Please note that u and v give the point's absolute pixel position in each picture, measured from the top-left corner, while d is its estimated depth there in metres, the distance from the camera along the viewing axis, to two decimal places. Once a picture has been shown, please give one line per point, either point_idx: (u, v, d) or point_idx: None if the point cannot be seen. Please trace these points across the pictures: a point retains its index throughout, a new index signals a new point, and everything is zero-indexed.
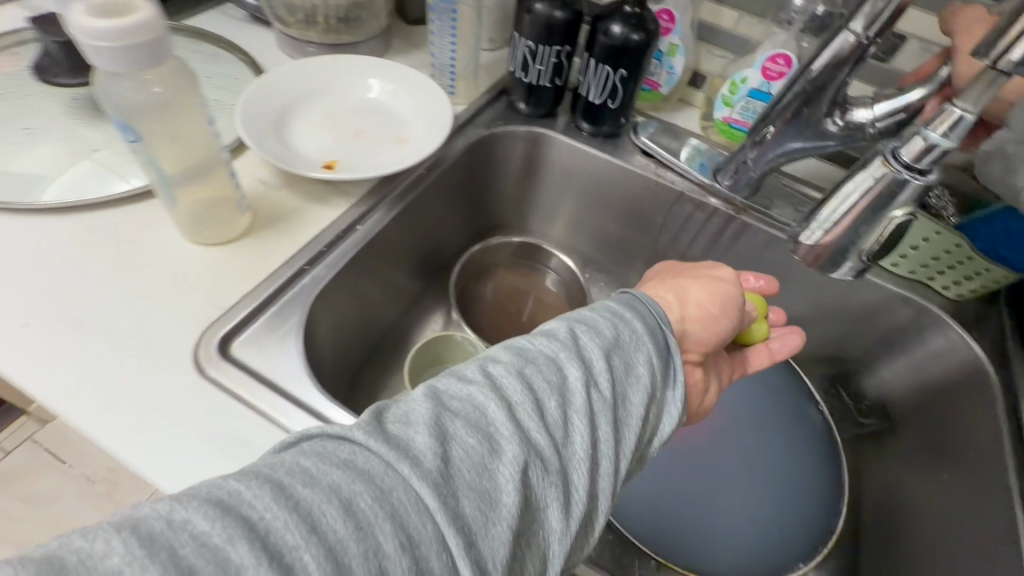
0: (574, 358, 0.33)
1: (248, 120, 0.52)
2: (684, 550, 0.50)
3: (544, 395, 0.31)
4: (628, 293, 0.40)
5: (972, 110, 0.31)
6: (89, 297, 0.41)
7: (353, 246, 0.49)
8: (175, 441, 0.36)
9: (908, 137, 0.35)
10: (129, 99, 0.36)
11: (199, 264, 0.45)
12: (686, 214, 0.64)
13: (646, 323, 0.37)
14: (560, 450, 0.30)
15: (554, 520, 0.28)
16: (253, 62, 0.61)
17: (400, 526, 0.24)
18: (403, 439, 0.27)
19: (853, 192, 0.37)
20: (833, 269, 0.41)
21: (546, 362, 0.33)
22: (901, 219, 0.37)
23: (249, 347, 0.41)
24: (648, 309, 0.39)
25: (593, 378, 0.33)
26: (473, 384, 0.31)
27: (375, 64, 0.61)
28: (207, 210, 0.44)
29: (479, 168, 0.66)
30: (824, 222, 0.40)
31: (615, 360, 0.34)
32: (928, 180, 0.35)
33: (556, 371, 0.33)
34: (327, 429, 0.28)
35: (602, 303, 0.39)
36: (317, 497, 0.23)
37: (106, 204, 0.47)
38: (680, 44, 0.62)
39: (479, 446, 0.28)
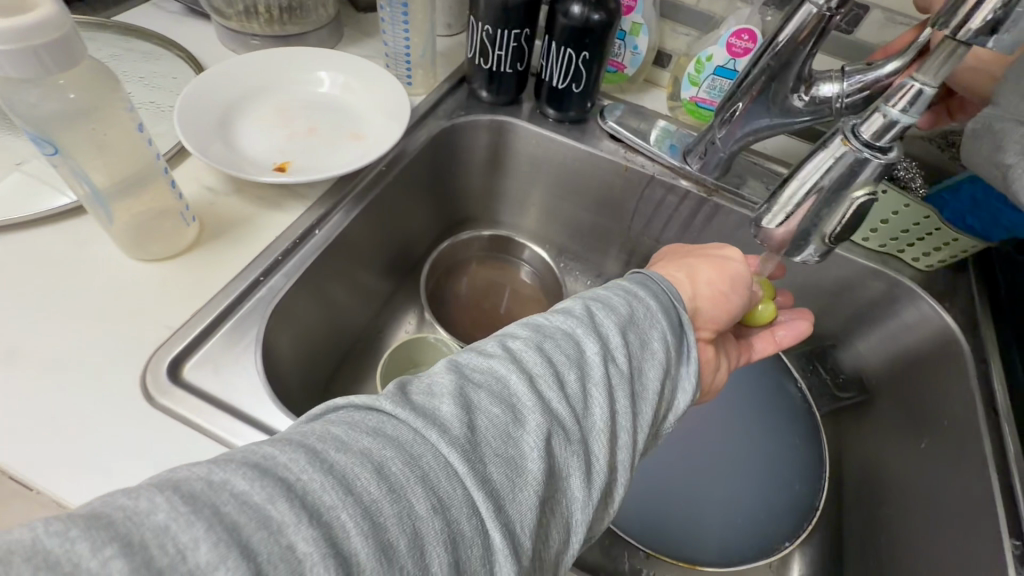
0: (592, 331, 0.32)
1: (189, 122, 0.48)
2: (676, 539, 0.50)
3: (563, 367, 0.29)
4: (640, 271, 0.39)
5: (931, 84, 0.31)
6: (22, 326, 0.38)
7: (311, 252, 0.46)
8: (124, 478, 0.33)
9: (868, 114, 0.34)
10: (41, 107, 0.33)
11: (143, 282, 0.41)
12: (658, 198, 0.63)
13: (660, 300, 0.36)
14: (582, 420, 0.28)
15: (577, 490, 0.27)
16: (193, 59, 0.57)
17: (431, 490, 0.22)
18: (429, 408, 0.25)
19: (814, 173, 0.36)
20: (796, 253, 0.40)
21: (565, 336, 0.31)
22: (863, 199, 0.36)
23: (202, 368, 0.38)
24: (661, 287, 0.37)
25: (611, 353, 0.31)
26: (494, 356, 0.29)
27: (325, 56, 0.57)
28: (147, 223, 0.41)
29: (444, 161, 0.63)
30: (788, 204, 0.38)
31: (632, 336, 0.33)
32: (888, 158, 0.34)
33: (575, 344, 0.31)
34: (353, 400, 0.26)
35: (615, 282, 0.37)
36: (350, 461, 0.22)
37: (35, 222, 0.43)
38: (642, 23, 0.61)
39: (504, 415, 0.26)
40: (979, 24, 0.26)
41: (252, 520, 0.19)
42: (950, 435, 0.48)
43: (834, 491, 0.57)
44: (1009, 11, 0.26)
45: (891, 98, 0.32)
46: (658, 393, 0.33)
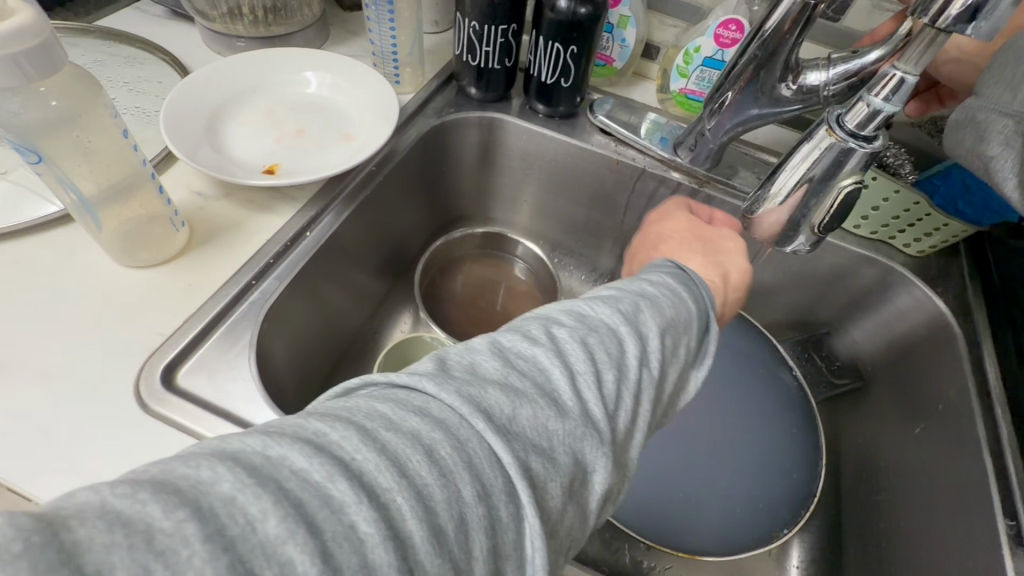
0: (634, 331, 0.31)
1: (176, 127, 0.48)
2: (678, 531, 0.50)
3: (605, 365, 0.29)
4: (678, 268, 0.38)
5: (913, 72, 0.30)
6: (13, 337, 0.38)
7: (303, 254, 0.46)
8: None
9: (852, 104, 0.34)
10: (23, 115, 0.32)
11: (135, 289, 0.41)
12: (650, 191, 0.63)
13: (697, 307, 0.36)
14: (612, 417, 0.28)
15: (600, 483, 0.27)
16: (177, 63, 0.57)
17: (479, 477, 0.22)
18: (477, 393, 0.25)
19: (801, 162, 0.36)
20: (788, 243, 0.41)
21: (607, 330, 0.31)
22: (851, 187, 0.36)
23: (196, 375, 0.38)
24: (700, 292, 0.37)
25: (648, 355, 0.31)
26: (538, 344, 0.29)
27: (311, 56, 0.57)
28: (137, 230, 0.41)
29: (435, 159, 0.63)
30: (776, 196, 0.39)
31: (668, 339, 0.33)
32: (874, 147, 0.34)
33: (617, 339, 0.31)
34: (397, 379, 0.25)
35: (655, 276, 0.37)
36: (403, 443, 0.22)
37: (22, 232, 0.43)
38: (630, 15, 0.60)
39: (547, 406, 0.26)
40: (959, 10, 0.26)
41: (314, 497, 0.19)
42: (945, 419, 0.48)
43: (832, 477, 0.57)
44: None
45: (874, 87, 0.32)
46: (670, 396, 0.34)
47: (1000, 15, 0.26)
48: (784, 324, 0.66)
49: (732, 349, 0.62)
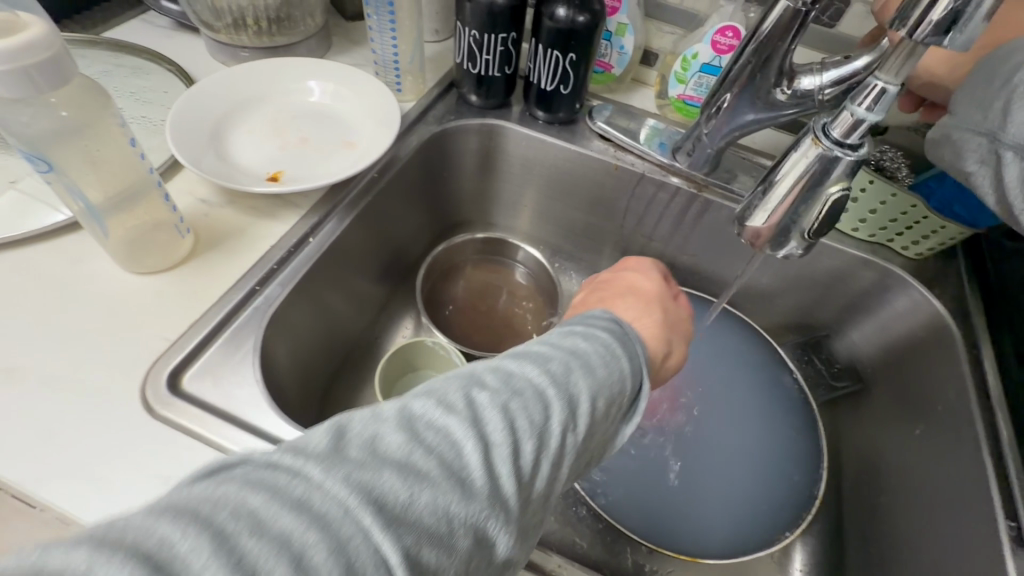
0: (562, 396, 0.29)
1: (182, 136, 0.48)
2: (680, 534, 0.50)
3: (523, 435, 0.27)
4: (617, 318, 0.36)
5: (893, 83, 0.31)
6: (21, 343, 0.38)
7: (306, 260, 0.47)
8: (129, 489, 0.33)
9: (837, 113, 0.35)
10: (33, 126, 0.33)
11: (140, 296, 0.42)
12: (649, 196, 0.63)
13: (634, 363, 0.34)
14: (524, 490, 0.26)
15: (499, 558, 0.26)
16: (183, 73, 0.58)
17: None
18: (370, 479, 0.22)
19: (789, 171, 0.37)
20: (778, 249, 0.41)
21: (535, 395, 0.28)
22: (838, 195, 0.36)
23: (201, 379, 0.39)
24: (636, 345, 0.35)
25: (574, 421, 0.29)
26: (453, 413, 0.26)
27: (314, 66, 0.58)
28: (142, 237, 0.41)
29: (436, 166, 0.64)
30: (767, 203, 0.39)
31: (600, 401, 0.31)
32: (859, 154, 0.35)
33: (544, 406, 0.28)
34: (276, 457, 0.22)
35: (596, 328, 0.34)
36: (265, 551, 0.19)
37: (30, 239, 0.44)
38: (628, 23, 0.61)
39: (450, 489, 0.24)
40: (933, 24, 0.27)
41: None
42: (945, 421, 0.49)
43: (834, 480, 0.57)
44: (964, 8, 0.26)
45: (858, 97, 0.33)
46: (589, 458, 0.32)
47: (973, 30, 0.27)
48: (784, 327, 0.66)
49: (733, 352, 0.63)
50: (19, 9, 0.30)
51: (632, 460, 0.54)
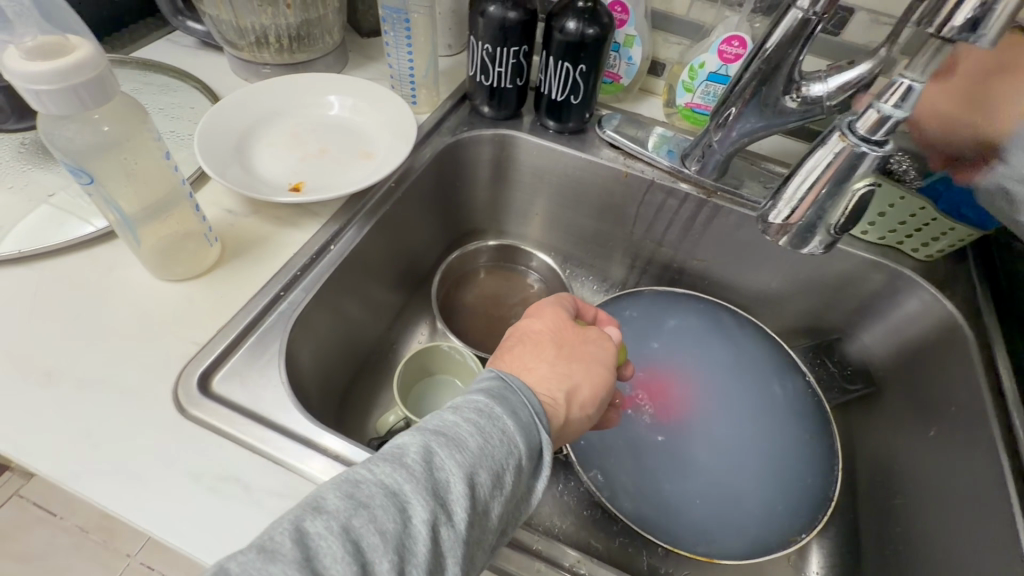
0: (422, 492, 0.27)
1: (209, 149, 0.50)
2: (694, 536, 0.50)
3: (377, 549, 0.25)
4: (497, 378, 0.34)
5: (920, 79, 0.32)
6: (57, 349, 0.40)
7: (328, 266, 0.48)
8: (163, 485, 0.35)
9: (862, 111, 0.35)
10: (77, 141, 0.35)
11: (170, 302, 0.43)
12: (659, 202, 0.64)
13: (520, 422, 0.32)
14: None
15: None
16: (208, 89, 0.60)
17: None
18: None
19: (816, 166, 0.37)
20: (803, 245, 0.41)
21: (384, 504, 0.26)
22: (865, 189, 0.37)
23: (229, 382, 0.40)
24: (524, 403, 0.33)
25: (445, 511, 0.28)
26: (281, 556, 0.23)
27: (332, 81, 0.60)
28: (174, 246, 0.43)
29: (450, 175, 0.66)
30: (792, 200, 0.40)
31: (477, 477, 0.29)
32: (886, 150, 0.35)
33: (397, 513, 0.26)
34: None
35: (466, 398, 0.32)
36: None
37: (67, 249, 0.46)
38: (636, 35, 0.63)
39: None
40: (961, 23, 0.28)
41: None
42: (960, 421, 0.49)
43: (849, 482, 0.57)
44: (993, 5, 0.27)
45: (884, 95, 0.33)
46: (493, 533, 0.30)
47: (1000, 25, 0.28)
48: (795, 331, 0.67)
49: (744, 355, 0.63)
50: (67, 31, 0.32)
51: (646, 462, 0.55)
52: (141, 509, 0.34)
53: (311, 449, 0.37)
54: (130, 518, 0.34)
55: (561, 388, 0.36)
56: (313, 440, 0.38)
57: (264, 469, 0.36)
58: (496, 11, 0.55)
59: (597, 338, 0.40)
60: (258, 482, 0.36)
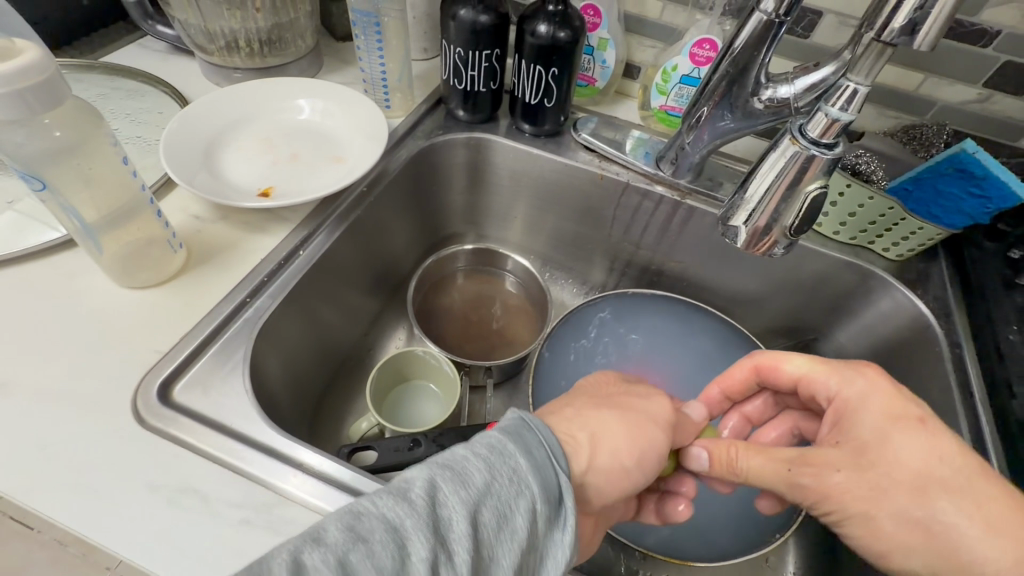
0: (423, 528, 0.27)
1: (175, 155, 0.50)
2: (673, 540, 0.50)
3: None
4: (519, 416, 0.33)
5: (864, 83, 0.32)
6: (14, 360, 0.39)
7: (296, 272, 0.48)
8: (119, 498, 0.34)
9: (811, 114, 0.35)
10: (29, 147, 0.34)
11: (134, 310, 0.43)
12: (635, 204, 0.65)
13: (534, 460, 0.31)
14: None
15: None
16: (178, 94, 0.60)
17: None
18: None
19: (771, 169, 0.37)
20: (762, 249, 0.41)
21: (383, 539, 0.26)
22: (817, 192, 0.37)
23: (191, 391, 0.39)
24: (544, 445, 0.32)
25: (446, 551, 0.27)
26: None
27: (304, 85, 0.59)
28: (137, 253, 0.43)
29: (425, 179, 0.65)
30: (749, 204, 0.40)
31: (483, 517, 0.28)
32: (836, 153, 0.35)
33: (395, 551, 0.26)
34: None
35: (480, 434, 0.32)
36: None
37: (27, 257, 0.45)
38: (609, 38, 0.63)
39: None
40: (900, 26, 0.29)
41: None
42: None
43: None
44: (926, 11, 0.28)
45: (831, 98, 0.34)
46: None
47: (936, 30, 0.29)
48: (773, 331, 0.67)
49: (722, 357, 0.63)
50: (15, 35, 0.32)
51: None
52: (96, 524, 0.33)
53: (275, 458, 0.37)
54: (85, 533, 0.33)
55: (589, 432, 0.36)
56: (276, 449, 0.37)
57: (225, 479, 0.36)
58: (466, 15, 0.55)
59: (645, 392, 0.41)
60: (218, 494, 0.35)
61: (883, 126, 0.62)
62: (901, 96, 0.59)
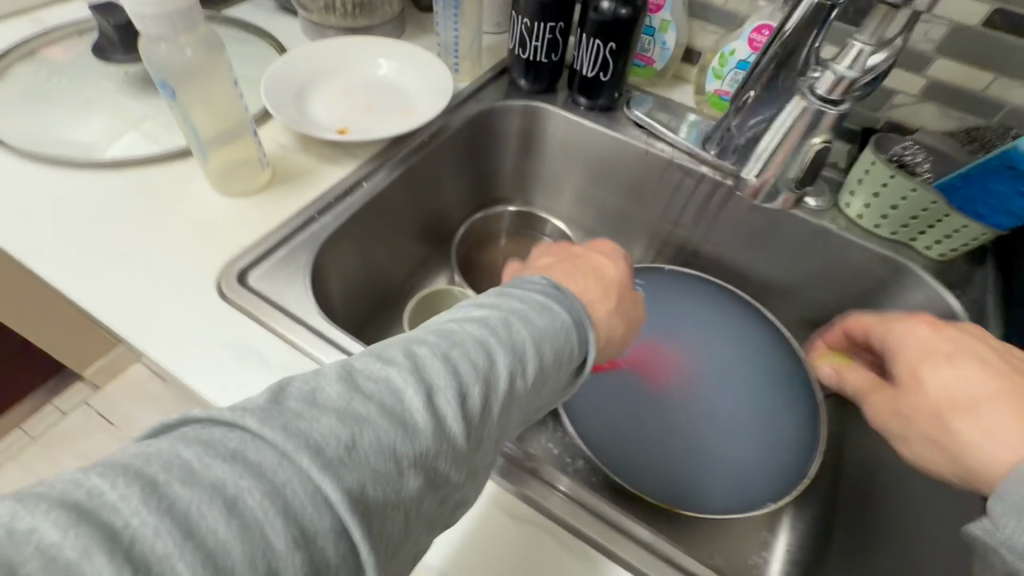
0: (420, 377, 0.27)
1: (273, 92, 0.58)
2: (685, 492, 0.52)
3: (354, 419, 0.24)
4: (550, 282, 0.35)
5: (869, 44, 0.41)
6: (134, 238, 0.48)
7: (358, 201, 0.55)
8: (200, 349, 0.42)
9: (822, 74, 0.44)
10: (169, 62, 0.43)
11: (227, 212, 0.51)
12: (676, 182, 0.67)
13: (582, 333, 0.34)
14: (444, 442, 0.26)
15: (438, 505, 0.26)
16: (280, 43, 0.68)
17: (292, 519, 0.20)
18: (303, 424, 0.23)
19: (785, 123, 0.47)
20: (770, 201, 0.53)
21: (378, 385, 0.26)
22: (819, 144, 0.47)
23: (264, 279, 0.47)
24: (571, 303, 0.34)
25: (497, 384, 0.29)
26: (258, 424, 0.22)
27: (385, 44, 0.66)
28: (235, 166, 0.51)
29: (482, 140, 0.71)
30: (762, 157, 0.51)
31: (436, 389, 0.27)
32: (841, 109, 0.45)
33: (398, 388, 0.26)
34: (213, 415, 0.23)
35: (529, 292, 0.34)
36: (197, 496, 0.20)
37: (151, 161, 0.54)
38: (671, 20, 0.66)
39: (384, 429, 0.24)
40: None
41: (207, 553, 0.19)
42: None
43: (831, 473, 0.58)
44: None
45: (840, 58, 0.43)
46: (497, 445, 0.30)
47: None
48: (801, 323, 0.67)
49: (743, 337, 0.64)
50: None
51: (623, 415, 0.58)
52: (186, 363, 0.41)
53: (324, 340, 0.43)
54: (175, 368, 0.41)
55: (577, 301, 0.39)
56: (325, 333, 0.44)
57: (283, 350, 0.43)
58: None
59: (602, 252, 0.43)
60: (278, 361, 0.42)
61: (942, 126, 0.60)
62: (967, 97, 0.58)
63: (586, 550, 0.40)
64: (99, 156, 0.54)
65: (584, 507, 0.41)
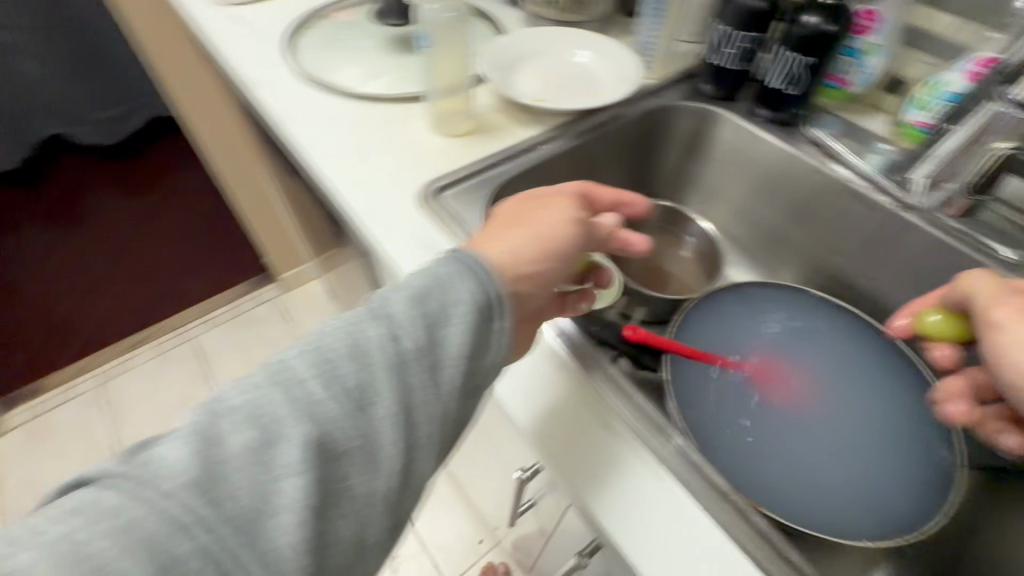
0: (277, 409, 0.32)
1: (491, 61, 0.70)
2: (779, 499, 0.51)
3: (217, 442, 0.30)
4: (459, 254, 0.41)
5: None
6: (366, 148, 0.62)
7: (537, 156, 0.64)
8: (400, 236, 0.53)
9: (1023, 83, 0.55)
10: (436, 19, 0.57)
11: (435, 145, 0.63)
12: (844, 206, 0.65)
13: (464, 288, 0.39)
14: (318, 454, 0.31)
15: (380, 486, 0.33)
16: (502, 27, 0.81)
17: (187, 531, 0.27)
18: (161, 465, 0.29)
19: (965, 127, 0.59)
20: (942, 212, 0.59)
21: (232, 421, 0.31)
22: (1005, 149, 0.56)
23: (454, 198, 0.57)
24: (476, 271, 0.40)
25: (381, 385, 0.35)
26: (113, 486, 0.28)
27: (589, 37, 0.76)
28: (452, 110, 0.63)
29: (653, 135, 0.76)
30: (936, 156, 0.60)
31: (310, 403, 0.33)
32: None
33: (253, 421, 0.32)
34: (105, 473, 0.29)
35: (434, 266, 0.41)
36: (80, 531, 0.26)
37: (388, 98, 0.68)
38: (879, 44, 0.64)
39: (250, 449, 0.30)
40: None
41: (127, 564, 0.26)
42: None
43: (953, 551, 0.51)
44: None
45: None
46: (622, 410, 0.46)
47: None
48: None
49: (885, 376, 0.60)
50: None
51: (736, 402, 0.58)
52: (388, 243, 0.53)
53: None
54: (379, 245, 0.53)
55: (504, 244, 0.42)
56: None
57: (456, 252, 0.52)
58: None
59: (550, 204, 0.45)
60: None
61: None
62: None
63: (688, 501, 0.42)
64: (354, 88, 0.69)
65: (696, 467, 0.43)
